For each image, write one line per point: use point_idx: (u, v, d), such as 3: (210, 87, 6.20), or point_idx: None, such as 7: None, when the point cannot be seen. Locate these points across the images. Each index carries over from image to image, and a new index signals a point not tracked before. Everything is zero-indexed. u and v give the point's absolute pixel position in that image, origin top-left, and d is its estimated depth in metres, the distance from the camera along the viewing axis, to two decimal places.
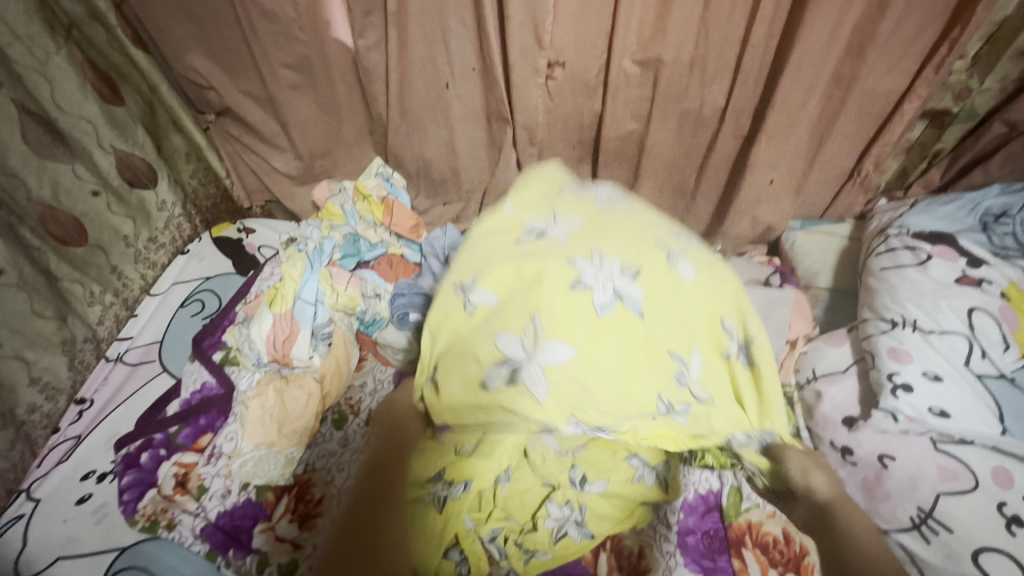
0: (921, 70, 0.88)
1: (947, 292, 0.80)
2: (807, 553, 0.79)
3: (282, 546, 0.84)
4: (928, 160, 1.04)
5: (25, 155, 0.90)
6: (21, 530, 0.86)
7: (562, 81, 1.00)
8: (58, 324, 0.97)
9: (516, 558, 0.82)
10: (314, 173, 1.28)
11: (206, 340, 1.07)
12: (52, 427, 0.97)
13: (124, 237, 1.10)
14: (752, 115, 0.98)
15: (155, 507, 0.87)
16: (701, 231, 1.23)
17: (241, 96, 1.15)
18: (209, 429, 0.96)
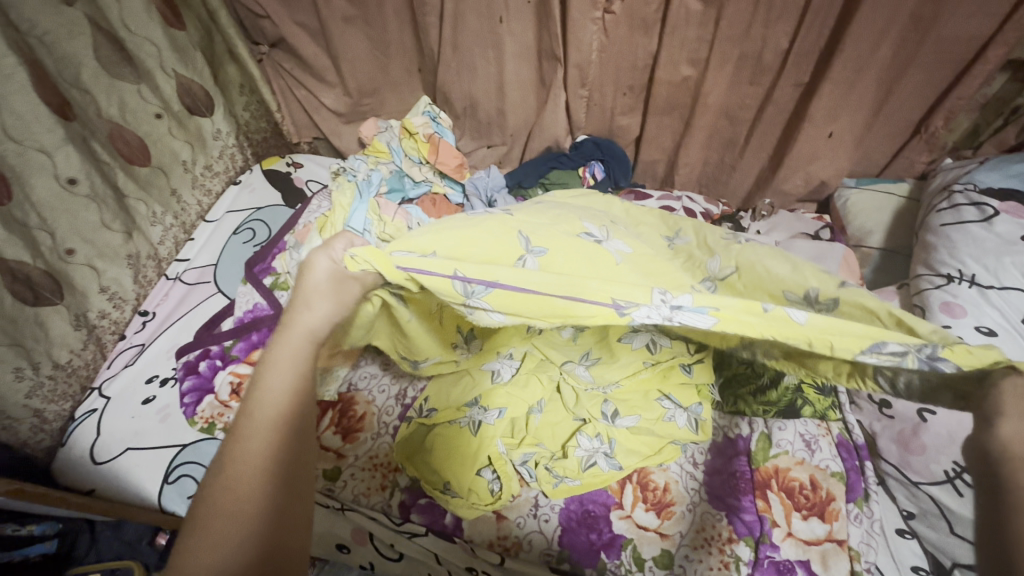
0: (1009, 11, 0.80)
1: (1013, 248, 0.76)
2: (834, 500, 0.81)
3: (326, 454, 0.90)
4: (1005, 117, 0.97)
5: (96, 72, 0.94)
6: (95, 423, 0.93)
7: (619, 17, 0.96)
8: (125, 239, 1.03)
9: (545, 481, 0.85)
10: (362, 110, 1.30)
11: (258, 265, 1.12)
12: (119, 333, 1.05)
13: (183, 162, 1.14)
14: (817, 60, 0.93)
15: (213, 410, 0.94)
16: (747, 187, 1.20)
17: (294, 27, 1.16)
18: (261, 345, 1.02)
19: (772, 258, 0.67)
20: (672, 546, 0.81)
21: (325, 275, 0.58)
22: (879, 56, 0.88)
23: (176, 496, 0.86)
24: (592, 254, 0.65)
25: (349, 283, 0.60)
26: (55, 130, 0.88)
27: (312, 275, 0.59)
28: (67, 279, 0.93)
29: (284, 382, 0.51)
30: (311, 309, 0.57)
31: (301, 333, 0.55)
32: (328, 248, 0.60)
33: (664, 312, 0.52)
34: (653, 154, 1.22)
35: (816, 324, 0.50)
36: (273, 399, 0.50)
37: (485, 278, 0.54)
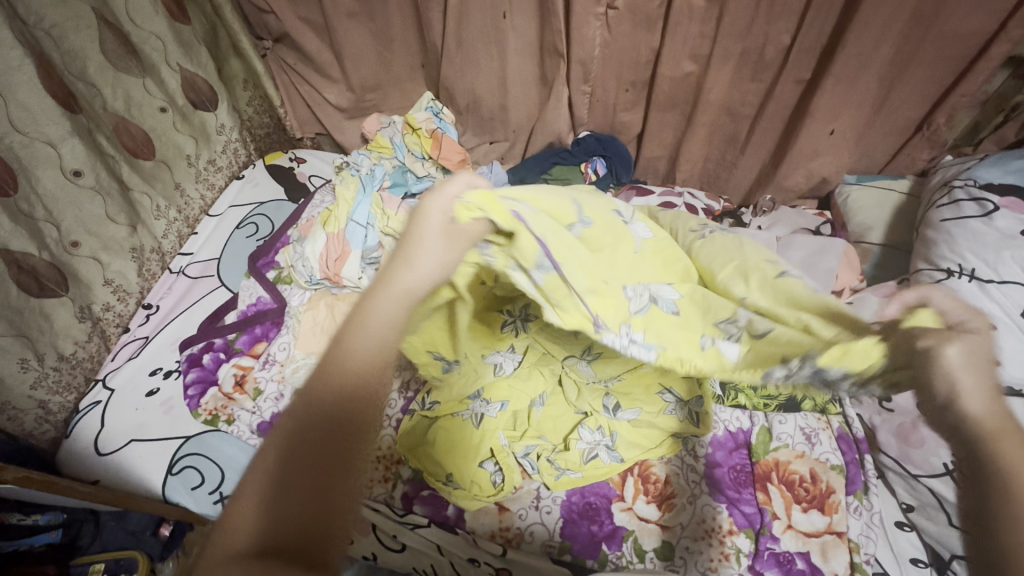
0: (1009, 8, 0.80)
1: (1012, 242, 0.77)
2: (834, 492, 0.81)
3: None
4: (1005, 114, 0.98)
5: (102, 66, 0.95)
6: (99, 415, 0.94)
7: (623, 13, 0.97)
8: (129, 232, 1.03)
9: (547, 472, 0.85)
10: (365, 106, 1.30)
11: (261, 259, 1.13)
12: (123, 326, 1.05)
13: (187, 156, 1.15)
14: (819, 56, 0.94)
15: (216, 403, 0.95)
16: (748, 183, 1.21)
17: (298, 22, 1.16)
18: (264, 338, 1.02)
19: (725, 251, 0.63)
20: (674, 538, 0.81)
21: (439, 220, 0.52)
22: (880, 53, 0.89)
23: (180, 487, 0.86)
24: (620, 233, 0.63)
25: (455, 247, 0.52)
26: (62, 122, 0.88)
27: (426, 218, 0.52)
28: (72, 271, 0.94)
29: (371, 334, 0.44)
30: (413, 267, 0.50)
31: (399, 288, 0.48)
32: (445, 189, 0.53)
33: (625, 340, 0.57)
34: (655, 151, 1.22)
35: (745, 361, 0.56)
36: (352, 350, 0.43)
37: (557, 258, 0.55)
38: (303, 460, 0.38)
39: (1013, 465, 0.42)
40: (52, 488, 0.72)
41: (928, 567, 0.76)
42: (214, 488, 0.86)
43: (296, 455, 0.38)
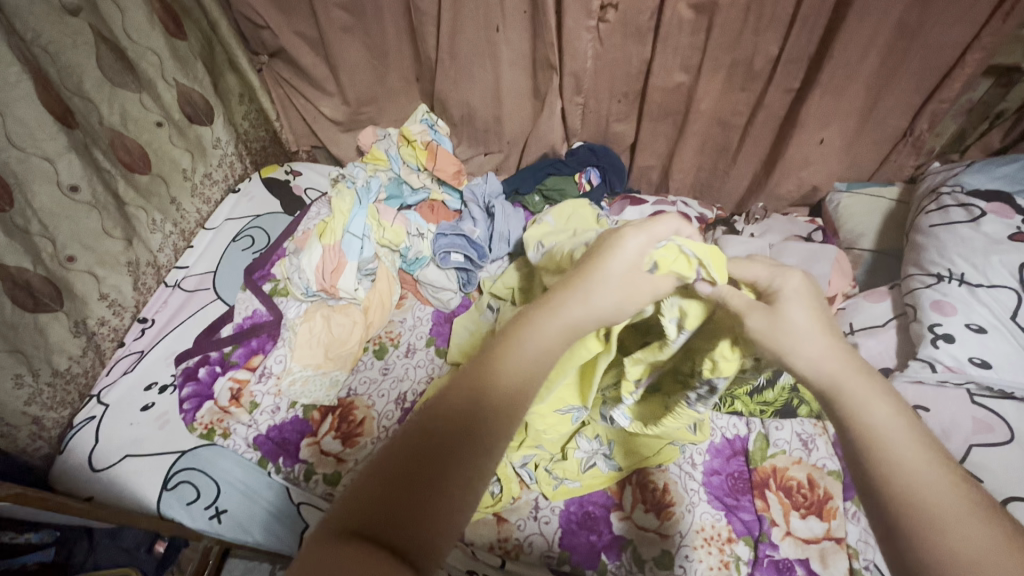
0: (991, 17, 0.82)
1: (999, 246, 0.78)
2: (831, 498, 0.82)
3: (326, 459, 0.90)
4: (989, 121, 1.00)
5: (99, 81, 0.96)
6: (93, 430, 0.93)
7: (614, 25, 0.98)
8: (125, 246, 1.03)
9: (545, 483, 0.86)
10: (360, 118, 1.31)
11: (257, 271, 1.13)
12: (118, 340, 1.05)
13: (183, 170, 1.15)
14: (807, 67, 0.95)
15: (212, 417, 0.94)
16: (741, 191, 1.22)
17: (294, 36, 1.17)
18: (260, 351, 1.02)
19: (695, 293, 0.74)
20: (673, 547, 0.80)
21: (624, 257, 0.55)
22: (866, 62, 0.90)
23: (175, 503, 0.86)
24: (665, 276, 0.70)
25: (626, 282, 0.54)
26: (58, 137, 0.89)
27: (617, 251, 0.55)
28: (68, 286, 0.94)
29: (527, 358, 0.46)
30: (584, 302, 0.51)
31: (561, 323, 0.50)
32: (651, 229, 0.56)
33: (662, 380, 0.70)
34: (647, 160, 1.24)
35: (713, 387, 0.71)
36: (505, 368, 0.45)
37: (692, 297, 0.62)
38: (424, 454, 0.39)
39: (858, 410, 0.45)
40: (43, 503, 0.71)
41: None
42: (210, 503, 0.86)
43: (421, 450, 0.40)
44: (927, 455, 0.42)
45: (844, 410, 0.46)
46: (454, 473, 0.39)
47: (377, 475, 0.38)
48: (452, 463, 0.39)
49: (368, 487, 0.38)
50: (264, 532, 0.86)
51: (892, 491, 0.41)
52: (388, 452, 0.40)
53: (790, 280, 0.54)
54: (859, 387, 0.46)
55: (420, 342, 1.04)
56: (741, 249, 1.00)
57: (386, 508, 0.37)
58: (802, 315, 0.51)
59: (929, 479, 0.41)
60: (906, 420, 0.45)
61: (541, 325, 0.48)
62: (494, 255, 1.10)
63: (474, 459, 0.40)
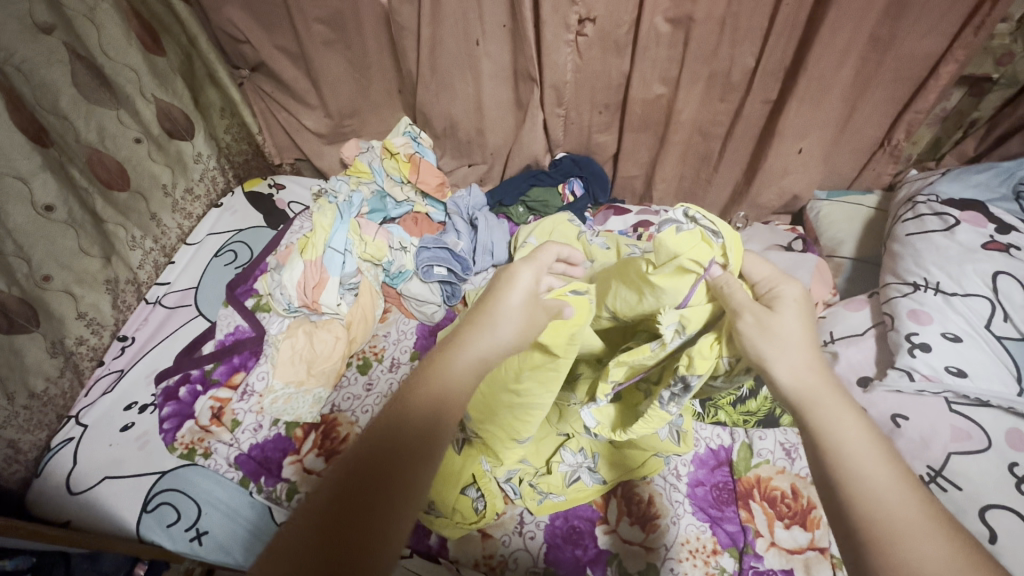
0: (960, 30, 0.83)
1: (973, 256, 0.79)
2: (815, 508, 0.82)
3: (309, 477, 0.89)
4: (964, 129, 1.01)
5: (75, 99, 0.95)
6: (71, 452, 0.92)
7: (592, 39, 0.99)
8: (103, 264, 1.02)
9: (529, 497, 0.85)
10: (343, 131, 1.31)
11: (240, 287, 1.12)
12: (97, 360, 1.03)
13: (163, 185, 1.14)
14: (783, 78, 0.96)
15: (192, 436, 0.93)
16: (723, 200, 1.23)
17: (274, 50, 1.17)
18: (242, 368, 1.01)
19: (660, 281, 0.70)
20: (658, 560, 0.80)
21: (522, 294, 0.54)
22: (841, 74, 0.91)
23: (155, 525, 0.84)
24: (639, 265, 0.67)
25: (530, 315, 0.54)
26: (33, 156, 0.88)
27: (514, 290, 0.54)
28: (44, 306, 0.92)
29: (434, 392, 0.45)
30: (484, 335, 0.50)
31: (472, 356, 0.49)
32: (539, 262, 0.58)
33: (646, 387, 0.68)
34: (631, 170, 1.24)
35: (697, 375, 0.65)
36: (406, 410, 0.44)
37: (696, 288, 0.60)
38: (332, 511, 0.38)
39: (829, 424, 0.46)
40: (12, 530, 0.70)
41: None
42: (191, 524, 0.84)
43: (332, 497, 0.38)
44: (887, 467, 0.44)
45: (813, 421, 0.47)
46: (365, 524, 0.37)
47: (281, 548, 0.36)
48: (365, 514, 0.38)
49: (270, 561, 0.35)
50: (247, 553, 0.83)
51: (851, 498, 0.42)
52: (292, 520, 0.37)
53: (789, 290, 0.55)
54: (830, 400, 0.48)
55: (403, 355, 1.04)
56: None
57: (294, 571, 0.34)
58: (794, 324, 0.52)
59: (890, 490, 0.42)
60: (870, 433, 0.46)
61: (449, 360, 0.48)
62: (478, 268, 1.11)
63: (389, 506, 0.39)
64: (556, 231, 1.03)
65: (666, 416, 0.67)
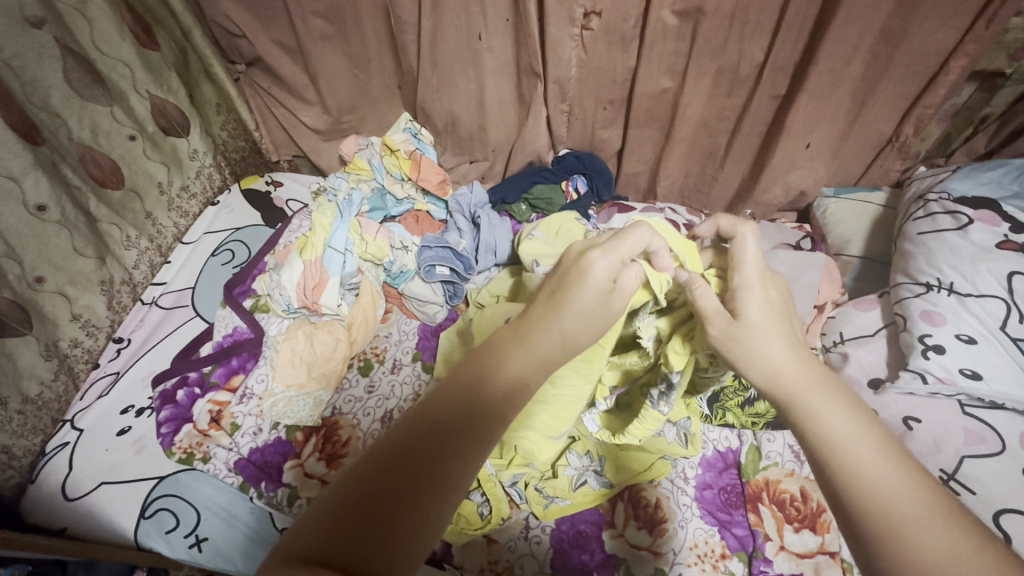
0: (974, 24, 0.81)
1: (987, 255, 0.78)
2: (825, 511, 0.81)
3: (310, 482, 0.87)
4: (974, 125, 1.00)
5: (67, 95, 0.92)
6: (67, 457, 0.90)
7: (598, 33, 0.97)
8: (97, 264, 1.00)
9: (535, 502, 0.84)
10: (341, 127, 1.28)
11: (238, 287, 1.10)
12: (92, 362, 1.01)
13: (158, 183, 1.12)
14: (792, 74, 0.94)
15: (191, 440, 0.91)
16: (728, 197, 1.21)
17: (271, 45, 1.14)
18: (241, 370, 0.99)
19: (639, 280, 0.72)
20: (666, 564, 0.79)
21: (594, 278, 0.50)
22: (852, 69, 0.90)
23: (154, 532, 0.82)
24: None
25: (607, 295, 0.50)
26: (24, 155, 0.85)
27: (588, 270, 0.50)
28: (37, 308, 0.90)
29: (511, 370, 0.44)
30: (560, 314, 0.48)
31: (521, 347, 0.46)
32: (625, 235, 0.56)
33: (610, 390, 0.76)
34: (635, 167, 1.22)
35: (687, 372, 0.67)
36: (480, 387, 0.43)
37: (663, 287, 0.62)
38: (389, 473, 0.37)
39: (822, 419, 0.43)
40: (12, 545, 0.68)
41: None
42: (190, 531, 0.82)
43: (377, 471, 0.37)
44: (892, 466, 0.40)
45: (801, 415, 0.44)
46: (423, 496, 0.37)
47: (329, 508, 0.35)
48: (422, 486, 0.37)
49: (316, 520, 0.35)
50: (245, 560, 0.81)
51: (854, 508, 0.39)
52: (347, 479, 0.37)
53: (753, 287, 0.50)
54: (820, 396, 0.44)
55: (406, 357, 1.02)
56: None
57: (339, 533, 0.34)
58: (759, 314, 0.49)
59: (896, 486, 0.39)
60: (869, 428, 0.42)
61: (528, 342, 0.46)
62: (481, 267, 1.09)
63: (446, 481, 0.38)
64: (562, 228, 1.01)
65: (659, 416, 0.71)
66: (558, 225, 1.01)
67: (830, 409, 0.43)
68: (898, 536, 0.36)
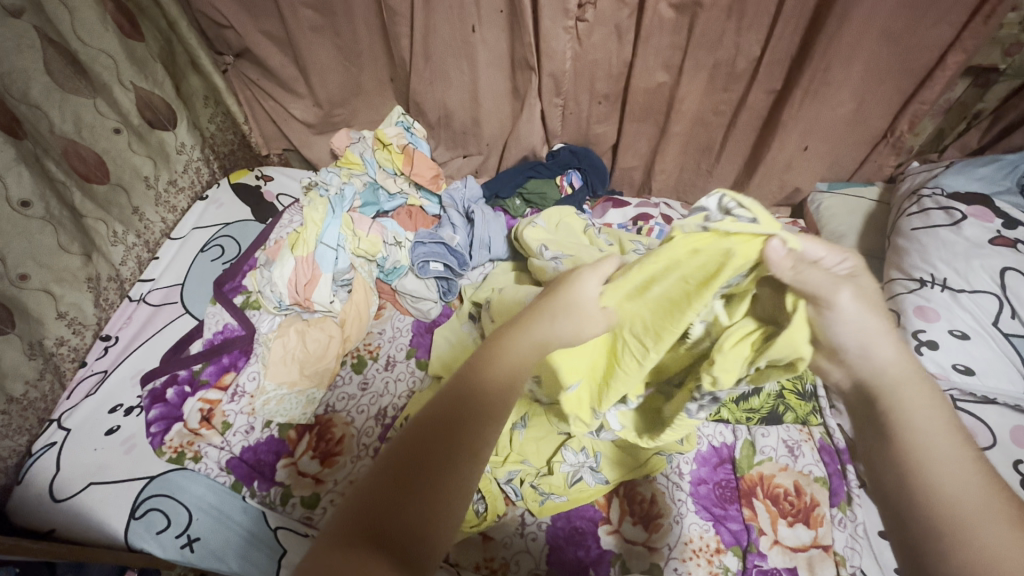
0: (969, 19, 0.81)
1: (980, 251, 0.78)
2: (818, 505, 0.82)
3: (304, 481, 0.86)
4: (967, 121, 1.00)
5: (48, 87, 0.90)
6: (54, 457, 0.88)
7: (593, 26, 0.96)
8: (84, 261, 0.97)
9: (531, 498, 0.84)
10: (333, 121, 1.26)
11: (228, 283, 1.09)
12: (79, 360, 0.99)
13: (145, 177, 1.09)
14: (789, 68, 0.94)
15: (181, 439, 0.90)
16: (723, 192, 1.21)
17: (260, 36, 1.12)
18: (232, 368, 0.98)
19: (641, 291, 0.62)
20: (661, 560, 0.79)
21: (588, 292, 0.51)
22: (847, 65, 0.89)
23: (144, 532, 0.81)
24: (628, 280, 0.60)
25: (598, 313, 0.51)
26: (5, 149, 0.83)
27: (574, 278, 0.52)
28: (21, 306, 0.88)
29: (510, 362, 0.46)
30: (550, 323, 0.49)
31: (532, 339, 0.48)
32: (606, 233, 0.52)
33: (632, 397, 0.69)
34: (630, 162, 1.22)
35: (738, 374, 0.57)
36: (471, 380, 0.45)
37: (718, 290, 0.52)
38: (404, 469, 0.40)
39: (907, 412, 0.44)
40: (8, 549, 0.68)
41: None
42: (182, 531, 0.81)
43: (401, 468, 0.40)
44: (976, 475, 0.41)
45: (889, 408, 0.44)
46: (439, 484, 0.40)
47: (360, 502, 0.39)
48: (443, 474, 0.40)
49: (353, 510, 0.39)
50: (239, 560, 0.80)
51: (927, 507, 0.40)
52: (366, 478, 0.40)
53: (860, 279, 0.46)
54: (910, 390, 0.44)
55: (400, 354, 1.01)
56: None
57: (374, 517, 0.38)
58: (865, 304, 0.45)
59: (969, 484, 0.40)
60: (948, 420, 0.43)
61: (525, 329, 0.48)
62: (475, 262, 1.09)
63: (457, 464, 0.41)
64: (562, 223, 1.00)
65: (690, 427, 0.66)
66: (559, 220, 1.01)
67: (915, 406, 0.44)
68: (965, 535, 0.38)
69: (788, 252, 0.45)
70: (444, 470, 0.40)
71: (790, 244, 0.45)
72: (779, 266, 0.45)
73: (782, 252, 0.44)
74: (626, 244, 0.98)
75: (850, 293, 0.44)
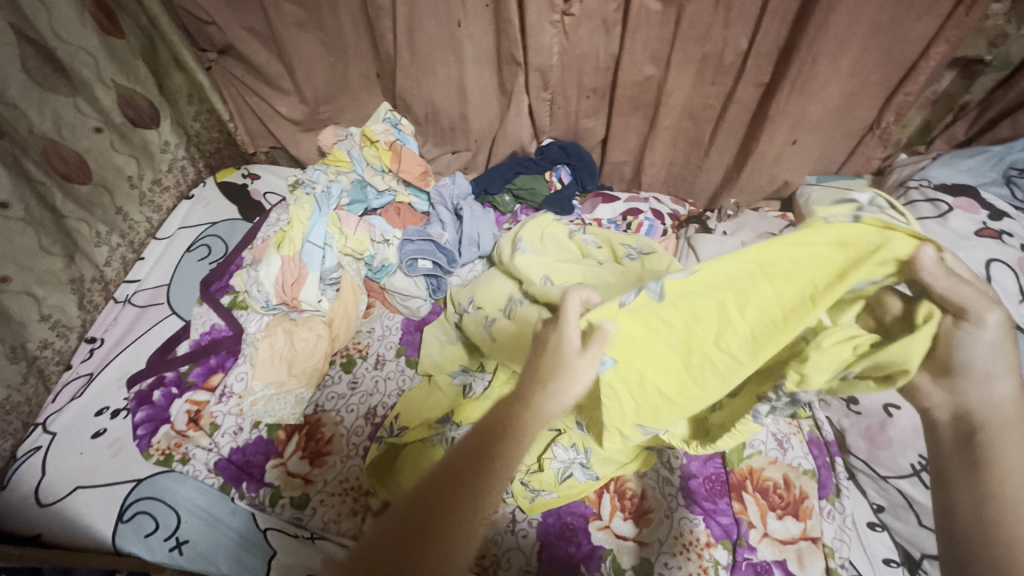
0: (954, 10, 0.81)
1: (965, 243, 0.78)
2: (807, 498, 0.82)
3: (293, 481, 0.86)
4: (954, 113, 1.00)
5: (25, 85, 0.88)
6: (40, 461, 0.87)
7: (579, 19, 0.95)
8: (66, 262, 0.96)
9: (522, 497, 0.83)
10: (319, 118, 1.25)
11: (215, 283, 1.08)
12: (64, 363, 0.98)
13: (128, 177, 1.08)
14: (777, 61, 0.93)
15: (169, 441, 0.89)
16: (714, 186, 1.21)
17: (243, 32, 1.11)
18: (219, 369, 0.97)
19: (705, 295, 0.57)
20: (652, 554, 0.80)
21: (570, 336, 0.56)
22: (834, 57, 0.89)
23: (132, 535, 0.81)
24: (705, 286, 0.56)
25: (582, 364, 0.54)
26: None
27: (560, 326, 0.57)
28: (2, 310, 0.87)
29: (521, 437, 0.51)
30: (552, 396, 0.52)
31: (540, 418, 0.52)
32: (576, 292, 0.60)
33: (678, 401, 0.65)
34: (619, 156, 1.21)
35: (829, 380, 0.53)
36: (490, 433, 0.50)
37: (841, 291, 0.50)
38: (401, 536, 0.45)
39: (1005, 458, 0.45)
40: None
41: (901, 566, 0.77)
42: (170, 533, 0.81)
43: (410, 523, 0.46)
44: None
45: (992, 451, 0.46)
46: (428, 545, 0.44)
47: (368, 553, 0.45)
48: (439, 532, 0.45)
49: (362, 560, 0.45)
50: (231, 563, 0.80)
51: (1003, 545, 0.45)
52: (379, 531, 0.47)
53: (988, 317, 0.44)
54: (1011, 436, 0.45)
55: (389, 352, 1.00)
56: (714, 248, 1.01)
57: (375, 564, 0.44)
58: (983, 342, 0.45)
59: None
60: None
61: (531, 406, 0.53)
62: (464, 260, 1.08)
63: (461, 517, 0.46)
64: (547, 232, 1.00)
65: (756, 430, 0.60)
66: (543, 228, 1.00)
67: (1014, 450, 0.45)
68: None
69: (940, 260, 0.45)
70: (449, 523, 0.45)
71: (941, 255, 0.45)
72: (931, 272, 0.45)
73: (934, 258, 0.44)
74: (617, 247, 0.98)
75: (991, 318, 0.44)
